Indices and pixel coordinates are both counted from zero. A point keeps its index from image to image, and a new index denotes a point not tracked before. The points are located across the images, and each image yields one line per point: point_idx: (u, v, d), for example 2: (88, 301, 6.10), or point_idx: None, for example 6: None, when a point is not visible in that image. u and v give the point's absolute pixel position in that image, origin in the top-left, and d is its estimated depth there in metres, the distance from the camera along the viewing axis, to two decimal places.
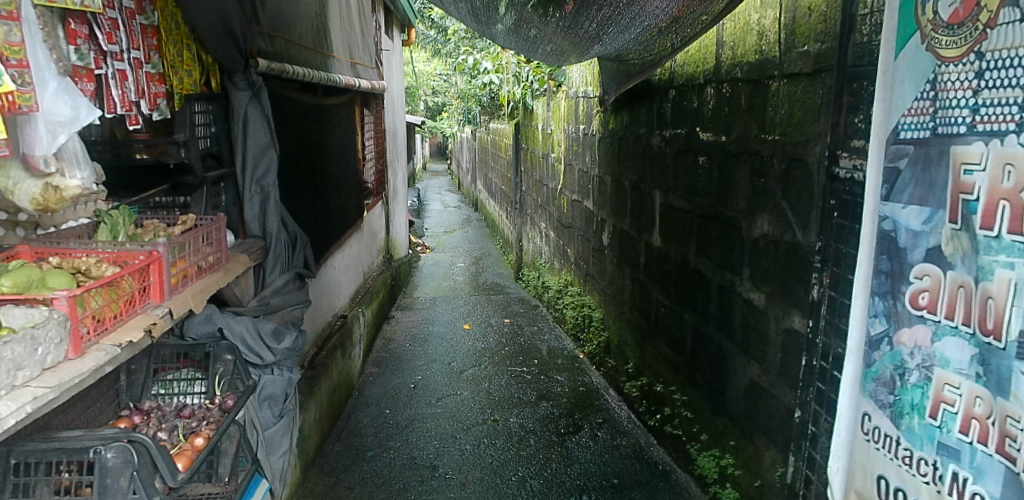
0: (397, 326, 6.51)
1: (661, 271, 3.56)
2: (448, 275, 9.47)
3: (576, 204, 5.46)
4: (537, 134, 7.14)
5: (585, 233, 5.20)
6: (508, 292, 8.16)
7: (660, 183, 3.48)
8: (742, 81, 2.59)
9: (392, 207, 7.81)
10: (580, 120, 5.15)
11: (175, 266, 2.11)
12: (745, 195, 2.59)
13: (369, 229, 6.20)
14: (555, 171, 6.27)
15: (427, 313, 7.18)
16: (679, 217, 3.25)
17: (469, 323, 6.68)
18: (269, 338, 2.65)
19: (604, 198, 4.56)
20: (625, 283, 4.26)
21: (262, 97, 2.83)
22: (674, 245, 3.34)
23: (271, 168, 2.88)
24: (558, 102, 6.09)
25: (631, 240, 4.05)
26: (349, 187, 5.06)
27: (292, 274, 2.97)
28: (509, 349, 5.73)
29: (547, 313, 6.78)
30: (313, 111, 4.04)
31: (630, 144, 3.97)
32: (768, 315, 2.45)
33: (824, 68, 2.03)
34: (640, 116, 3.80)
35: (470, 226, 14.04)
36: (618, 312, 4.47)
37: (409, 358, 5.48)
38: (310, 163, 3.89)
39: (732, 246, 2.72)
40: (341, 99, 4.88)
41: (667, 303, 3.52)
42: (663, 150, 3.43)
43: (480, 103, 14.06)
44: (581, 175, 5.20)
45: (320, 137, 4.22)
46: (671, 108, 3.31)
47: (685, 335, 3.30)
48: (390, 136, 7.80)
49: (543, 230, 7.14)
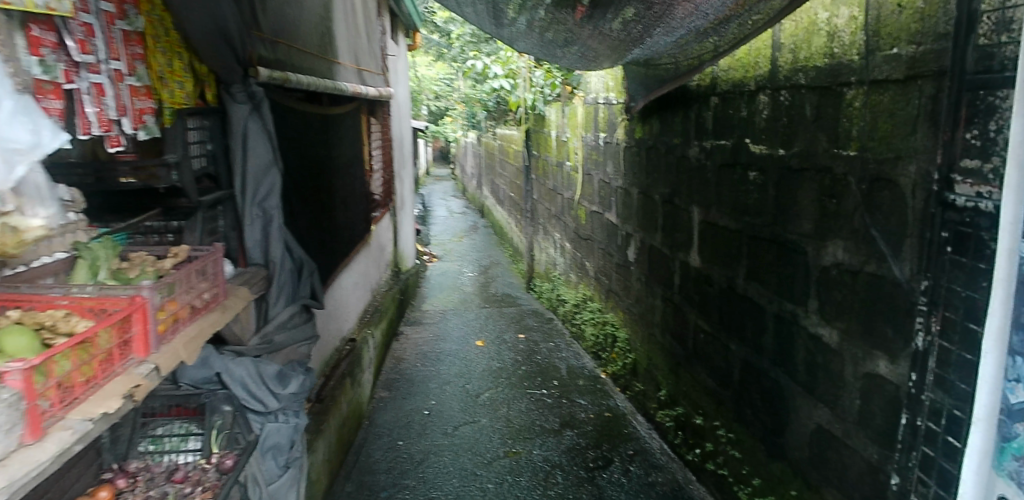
0: (407, 343, 6.18)
1: (700, 294, 3.25)
2: (457, 286, 9.16)
3: (595, 216, 5.16)
4: (550, 141, 6.86)
5: (607, 248, 4.89)
6: (520, 304, 7.84)
7: (699, 198, 3.17)
8: (806, 88, 2.28)
9: (399, 217, 7.50)
10: (601, 128, 4.86)
11: (165, 310, 1.81)
12: (811, 216, 2.29)
13: (377, 243, 5.90)
14: (571, 181, 5.98)
15: (438, 328, 6.86)
16: (724, 238, 2.94)
17: (482, 339, 6.37)
18: (273, 382, 2.37)
19: (630, 212, 4.26)
20: (654, 304, 3.95)
21: (262, 110, 2.55)
22: (717, 267, 3.03)
23: (276, 189, 2.60)
24: (574, 108, 5.80)
25: (662, 259, 3.74)
26: (355, 201, 4.76)
27: (298, 305, 2.67)
28: (525, 369, 5.40)
29: (563, 327, 6.47)
30: (317, 123, 3.74)
31: (660, 154, 3.67)
32: (843, 356, 2.15)
33: (923, 74, 1.73)
34: (672, 125, 3.50)
35: (476, 233, 13.73)
36: (646, 334, 4.17)
37: (421, 379, 5.16)
38: (314, 179, 3.60)
39: (793, 273, 2.42)
40: (347, 108, 4.60)
41: (708, 329, 3.21)
42: (702, 163, 3.12)
43: (486, 107, 13.79)
44: (602, 187, 4.90)
45: (326, 150, 3.93)
46: (712, 117, 3.01)
47: (730, 367, 2.99)
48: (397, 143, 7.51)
49: (557, 241, 6.84)
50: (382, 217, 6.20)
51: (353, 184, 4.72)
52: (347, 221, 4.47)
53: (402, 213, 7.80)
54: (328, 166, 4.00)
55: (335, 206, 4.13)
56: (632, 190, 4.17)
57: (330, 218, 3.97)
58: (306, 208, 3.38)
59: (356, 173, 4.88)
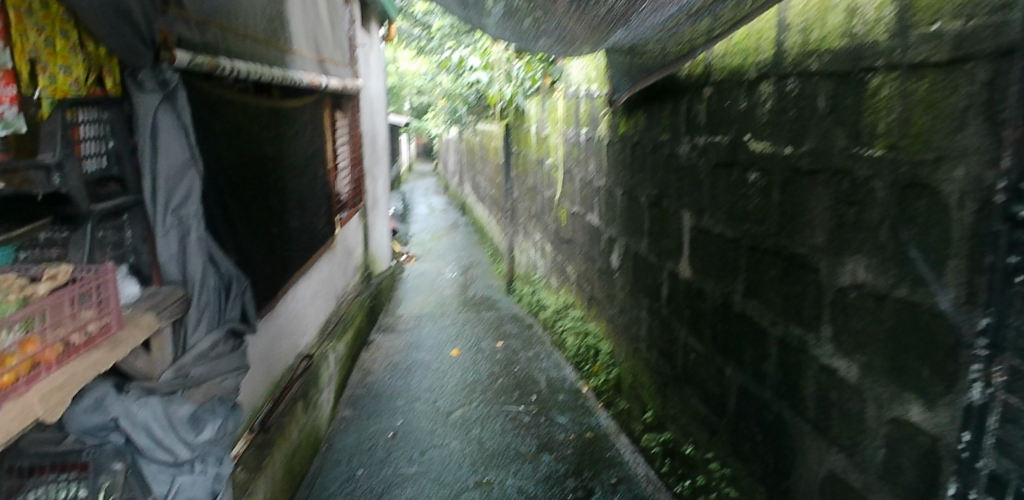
0: (376, 354, 5.77)
1: (690, 309, 2.90)
2: (434, 288, 8.75)
3: (576, 218, 4.80)
4: (530, 136, 6.49)
5: (588, 253, 4.53)
6: (500, 308, 7.46)
7: (690, 202, 2.82)
8: (819, 75, 1.94)
9: (371, 217, 7.09)
10: (583, 122, 4.49)
11: (16, 354, 1.41)
12: (824, 227, 1.94)
13: (343, 246, 5.49)
14: (551, 179, 5.61)
15: (411, 335, 6.45)
16: (719, 247, 2.59)
17: (457, 348, 5.98)
18: (184, 426, 1.92)
19: (613, 216, 3.90)
20: (640, 315, 3.60)
21: (176, 100, 2.13)
22: (711, 280, 2.68)
23: (195, 193, 2.18)
24: (554, 102, 5.43)
25: (648, 267, 3.39)
26: (314, 202, 4.34)
27: (223, 331, 2.25)
28: (502, 382, 5.01)
29: (543, 334, 6.11)
30: (262, 116, 3.33)
31: (647, 152, 3.31)
32: (865, 395, 1.80)
33: (972, 56, 1.40)
34: (660, 119, 3.13)
35: (457, 232, 13.31)
36: (630, 348, 3.82)
37: (389, 395, 4.77)
38: (257, 179, 3.19)
39: (801, 293, 2.07)
40: (305, 100, 4.19)
41: (699, 349, 2.86)
42: (694, 163, 2.76)
43: (467, 102, 13.38)
44: (584, 187, 4.54)
45: (275, 147, 3.51)
46: (705, 110, 2.65)
47: (726, 393, 2.65)
48: (369, 140, 7.09)
49: (537, 243, 6.47)
50: (350, 219, 5.79)
51: (312, 184, 4.31)
52: (303, 226, 4.06)
53: (374, 213, 7.36)
54: (278, 165, 3.59)
55: (286, 209, 3.72)
56: (616, 190, 3.81)
57: (279, 222, 3.56)
58: (241, 212, 2.96)
59: (315, 171, 4.46)
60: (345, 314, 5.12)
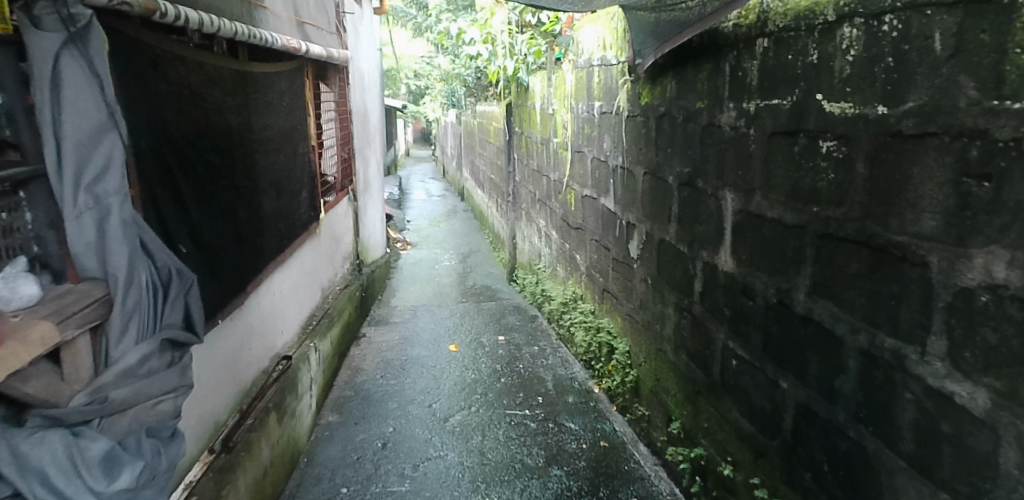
0: (367, 349, 5.30)
1: (732, 308, 2.44)
2: (432, 277, 8.28)
3: (587, 202, 4.32)
4: (535, 114, 6.00)
5: (601, 241, 4.07)
6: (501, 298, 7.00)
7: (734, 180, 2.34)
8: (934, 6, 1.46)
9: (363, 202, 6.59)
10: (596, 94, 4.00)
11: None
12: (938, 209, 1.48)
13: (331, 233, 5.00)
14: (558, 159, 5.13)
15: (406, 328, 5.99)
16: (774, 234, 2.12)
17: (455, 343, 5.51)
18: (97, 469, 1.45)
19: (633, 199, 3.42)
20: (664, 313, 3.14)
21: (91, 42, 1.65)
22: (762, 274, 2.22)
23: (117, 159, 1.71)
24: (562, 74, 4.94)
25: (676, 258, 2.92)
26: (294, 183, 3.86)
27: (159, 341, 1.77)
28: (505, 382, 4.55)
29: (548, 328, 5.65)
30: (226, 80, 2.84)
31: (676, 123, 2.83)
32: (1000, 431, 1.35)
33: None
34: (694, 84, 2.65)
35: (455, 218, 12.81)
36: (650, 348, 3.36)
37: (380, 396, 4.31)
38: (218, 154, 2.71)
39: (896, 294, 1.61)
40: (282, 67, 3.69)
41: (742, 355, 2.40)
42: (740, 133, 2.29)
43: (466, 83, 12.85)
44: (597, 167, 4.06)
45: (243, 118, 3.03)
46: (757, 67, 2.17)
47: (779, 410, 2.19)
48: (360, 118, 6.57)
49: (541, 229, 5.99)
50: (339, 202, 5.30)
51: (292, 163, 3.83)
52: (280, 210, 3.58)
53: (366, 197, 6.86)
54: (247, 138, 3.10)
55: (258, 189, 3.24)
56: (636, 169, 3.34)
57: (249, 205, 3.09)
58: (197, 192, 2.48)
59: (296, 149, 3.98)
60: (332, 307, 4.65)
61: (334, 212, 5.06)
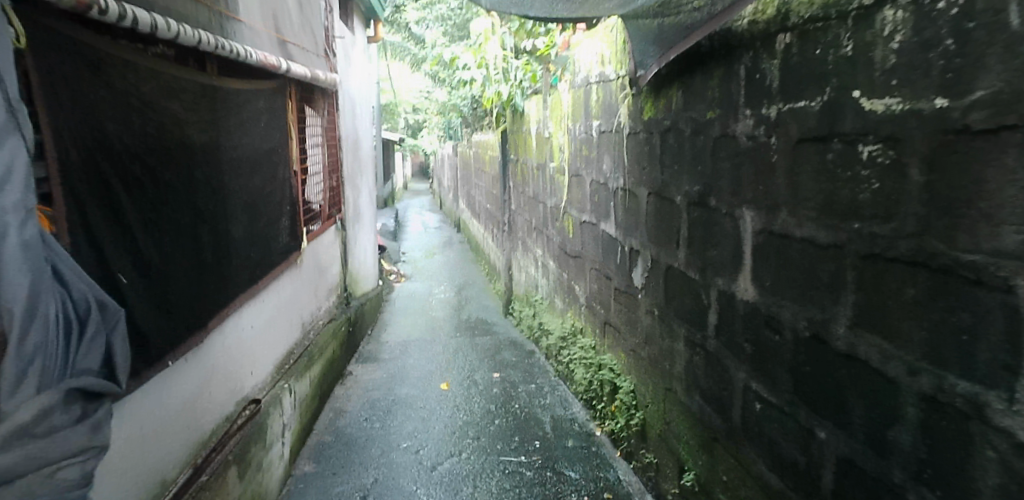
0: (353, 388, 4.94)
1: (753, 343, 2.12)
2: (425, 311, 7.95)
3: (586, 228, 4.04)
4: (530, 139, 5.76)
5: (602, 269, 3.76)
6: (497, 333, 6.66)
7: (754, 196, 2.05)
8: None
9: (353, 232, 6.30)
10: (595, 112, 3.75)
11: None
12: (1020, 220, 1.16)
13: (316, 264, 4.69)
14: (554, 184, 4.86)
15: (395, 365, 5.64)
16: (805, 257, 1.82)
17: (446, 380, 5.16)
18: None
19: (636, 222, 3.14)
20: (673, 347, 2.81)
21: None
22: (791, 304, 1.91)
23: (20, 168, 1.35)
24: (558, 95, 4.70)
25: (686, 286, 2.61)
26: (272, 208, 3.57)
27: (66, 390, 1.43)
28: (499, 424, 4.19)
29: (546, 364, 5.30)
30: (190, 93, 2.56)
31: (684, 137, 2.56)
32: None
33: None
34: (704, 91, 2.39)
35: (451, 249, 12.52)
36: (657, 387, 3.03)
37: (362, 442, 3.95)
38: (175, 175, 2.40)
39: (966, 328, 1.29)
40: (262, 86, 3.40)
41: (767, 398, 2.08)
42: (761, 142, 2.01)
43: (462, 113, 12.71)
44: (596, 190, 3.78)
45: (212, 135, 2.74)
46: (778, 66, 1.90)
47: (814, 464, 1.86)
48: (351, 145, 6.33)
49: (538, 259, 5.69)
50: (325, 232, 5.00)
51: (270, 187, 3.54)
52: (255, 236, 3.28)
53: (358, 227, 6.58)
54: (218, 157, 2.82)
55: (230, 213, 2.95)
56: (640, 190, 3.06)
57: (217, 231, 2.79)
58: (150, 215, 2.18)
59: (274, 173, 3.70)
60: (316, 341, 4.30)
61: (320, 242, 4.76)
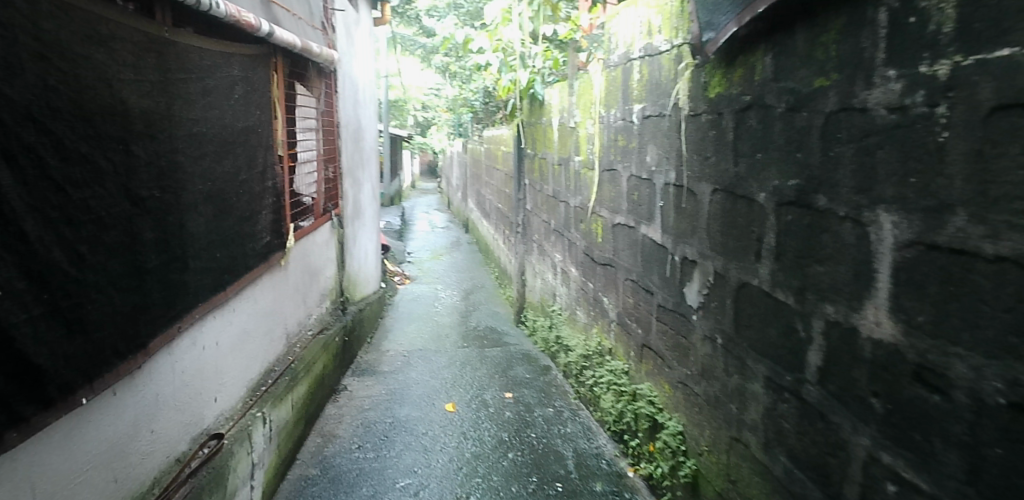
0: (347, 407, 4.31)
1: (888, 400, 1.50)
2: (430, 316, 7.33)
3: (621, 232, 3.42)
4: (551, 130, 5.15)
5: (642, 282, 3.14)
6: (508, 344, 6.04)
7: (902, 193, 1.44)
8: None
9: (355, 230, 5.68)
10: (636, 95, 3.14)
11: None
12: None
13: (309, 265, 4.09)
14: (580, 180, 4.25)
15: (395, 379, 5.02)
16: (1002, 285, 1.19)
17: (453, 400, 4.54)
18: None
19: (693, 226, 2.52)
20: (746, 388, 2.19)
21: None
22: (967, 353, 1.28)
23: None
24: (586, 78, 4.10)
25: (772, 312, 1.99)
26: (250, 200, 2.97)
27: None
28: (514, 458, 3.57)
29: (565, 384, 4.68)
30: (130, 45, 1.97)
31: (775, 116, 1.94)
32: None
33: None
34: (809, 53, 1.78)
35: (458, 251, 11.92)
36: (719, 434, 2.40)
37: (352, 477, 3.33)
38: (101, 150, 1.79)
39: None
40: (237, 49, 2.80)
41: (913, 483, 1.44)
42: (916, 116, 1.39)
43: (473, 109, 12.14)
44: (636, 187, 3.17)
45: (161, 103, 2.14)
46: (953, 0, 1.29)
47: None
48: (354, 133, 5.72)
49: (557, 265, 5.07)
50: (320, 228, 4.39)
51: (247, 174, 2.95)
52: (224, 233, 2.67)
53: (360, 225, 5.97)
54: (170, 132, 2.21)
55: (188, 204, 2.34)
56: (700, 186, 2.44)
57: (168, 226, 2.18)
58: (54, 200, 1.58)
59: (256, 157, 3.10)
60: (305, 354, 3.68)
61: (314, 240, 4.16)
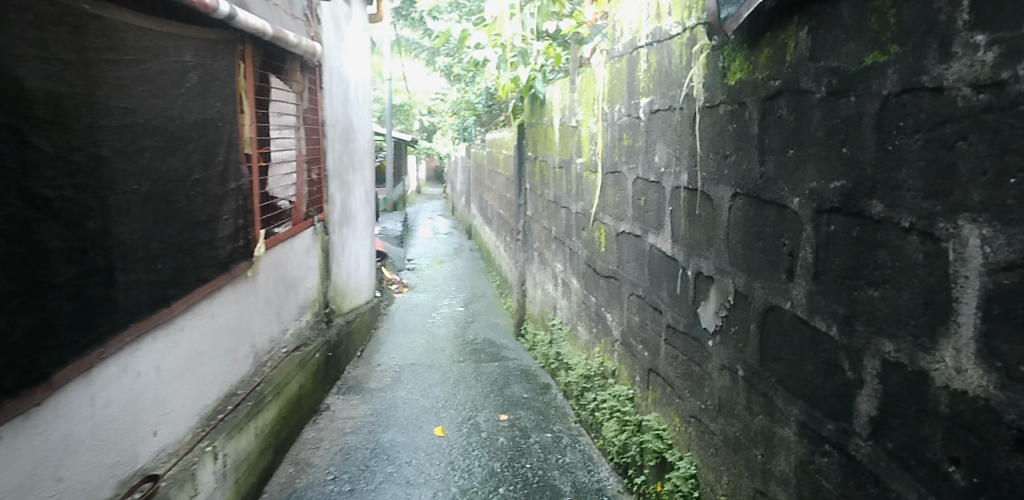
0: (326, 430, 3.95)
1: (973, 473, 1.13)
2: (427, 328, 6.96)
3: (625, 242, 3.06)
4: (551, 131, 4.79)
5: (649, 298, 2.78)
6: (507, 359, 5.66)
7: (993, 198, 1.06)
8: None
9: (345, 237, 5.32)
10: (643, 87, 2.79)
11: None
12: None
13: (287, 276, 3.73)
14: (581, 184, 3.89)
15: (383, 398, 4.65)
16: None
17: (443, 423, 4.16)
18: None
19: (711, 236, 2.16)
20: (774, 433, 1.82)
21: None
22: None
23: None
24: (588, 72, 3.74)
25: (810, 344, 1.63)
26: (206, 203, 2.63)
27: None
28: (505, 494, 3.20)
29: (566, 406, 4.29)
30: (42, 15, 1.60)
31: (813, 103, 1.58)
32: None
33: None
34: (858, 22, 1.41)
35: (460, 257, 11.57)
36: (740, 483, 2.03)
37: None
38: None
39: None
40: (188, 32, 2.44)
41: None
42: (1015, 96, 1.00)
43: (476, 112, 11.81)
44: (643, 191, 2.81)
45: (84, 88, 1.78)
46: None
47: None
48: (345, 134, 5.36)
49: (558, 275, 4.70)
50: (302, 235, 4.04)
51: (203, 174, 2.60)
52: (172, 241, 2.33)
53: (352, 230, 5.62)
54: (103, 123, 1.86)
55: (126, 208, 1.99)
56: (718, 190, 2.08)
57: (98, 234, 1.83)
58: None
59: (217, 156, 2.76)
60: (277, 373, 3.33)
61: (292, 247, 3.81)
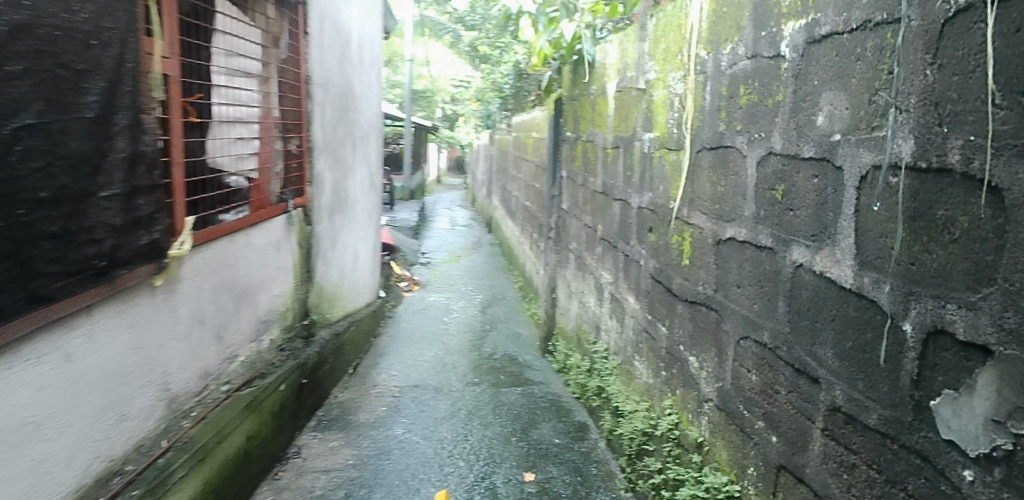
0: (288, 491, 2.88)
1: None
2: (438, 336, 5.88)
3: (737, 255, 1.97)
4: (602, 100, 3.69)
5: (786, 351, 1.69)
6: (533, 385, 4.55)
7: None
8: None
9: (340, 226, 4.23)
10: (790, 5, 1.68)
11: None
12: None
13: (242, 281, 2.63)
14: (649, 168, 2.79)
15: (374, 431, 3.56)
16: None
17: (447, 482, 3.06)
18: None
19: (989, 266, 1.05)
20: None
21: None
22: None
23: None
24: (668, 9, 2.64)
25: None
26: (77, 171, 1.54)
27: None
28: None
29: (614, 466, 3.18)
30: None
31: None
32: None
33: None
34: None
35: (479, 253, 10.50)
36: None
37: None
38: None
39: None
40: None
41: None
42: None
43: (501, 94, 10.71)
44: (782, 173, 1.70)
45: None
46: None
47: None
48: (345, 98, 4.27)
49: (604, 288, 3.60)
50: (272, 225, 2.97)
51: (73, 121, 1.52)
52: None
53: (350, 219, 4.54)
54: None
55: None
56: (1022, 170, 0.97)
57: None
58: None
59: (113, 96, 1.67)
60: (218, 423, 2.25)
61: (254, 242, 2.72)
